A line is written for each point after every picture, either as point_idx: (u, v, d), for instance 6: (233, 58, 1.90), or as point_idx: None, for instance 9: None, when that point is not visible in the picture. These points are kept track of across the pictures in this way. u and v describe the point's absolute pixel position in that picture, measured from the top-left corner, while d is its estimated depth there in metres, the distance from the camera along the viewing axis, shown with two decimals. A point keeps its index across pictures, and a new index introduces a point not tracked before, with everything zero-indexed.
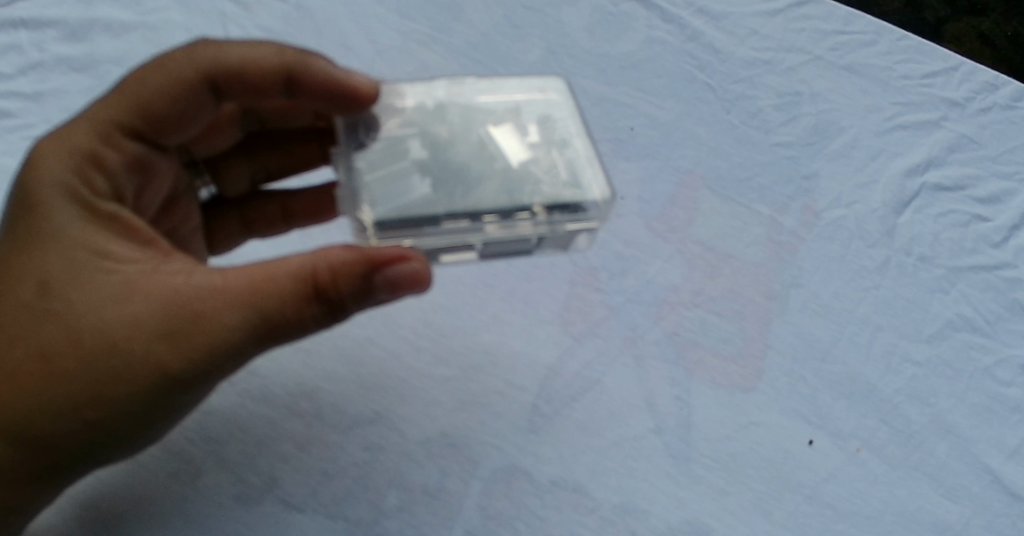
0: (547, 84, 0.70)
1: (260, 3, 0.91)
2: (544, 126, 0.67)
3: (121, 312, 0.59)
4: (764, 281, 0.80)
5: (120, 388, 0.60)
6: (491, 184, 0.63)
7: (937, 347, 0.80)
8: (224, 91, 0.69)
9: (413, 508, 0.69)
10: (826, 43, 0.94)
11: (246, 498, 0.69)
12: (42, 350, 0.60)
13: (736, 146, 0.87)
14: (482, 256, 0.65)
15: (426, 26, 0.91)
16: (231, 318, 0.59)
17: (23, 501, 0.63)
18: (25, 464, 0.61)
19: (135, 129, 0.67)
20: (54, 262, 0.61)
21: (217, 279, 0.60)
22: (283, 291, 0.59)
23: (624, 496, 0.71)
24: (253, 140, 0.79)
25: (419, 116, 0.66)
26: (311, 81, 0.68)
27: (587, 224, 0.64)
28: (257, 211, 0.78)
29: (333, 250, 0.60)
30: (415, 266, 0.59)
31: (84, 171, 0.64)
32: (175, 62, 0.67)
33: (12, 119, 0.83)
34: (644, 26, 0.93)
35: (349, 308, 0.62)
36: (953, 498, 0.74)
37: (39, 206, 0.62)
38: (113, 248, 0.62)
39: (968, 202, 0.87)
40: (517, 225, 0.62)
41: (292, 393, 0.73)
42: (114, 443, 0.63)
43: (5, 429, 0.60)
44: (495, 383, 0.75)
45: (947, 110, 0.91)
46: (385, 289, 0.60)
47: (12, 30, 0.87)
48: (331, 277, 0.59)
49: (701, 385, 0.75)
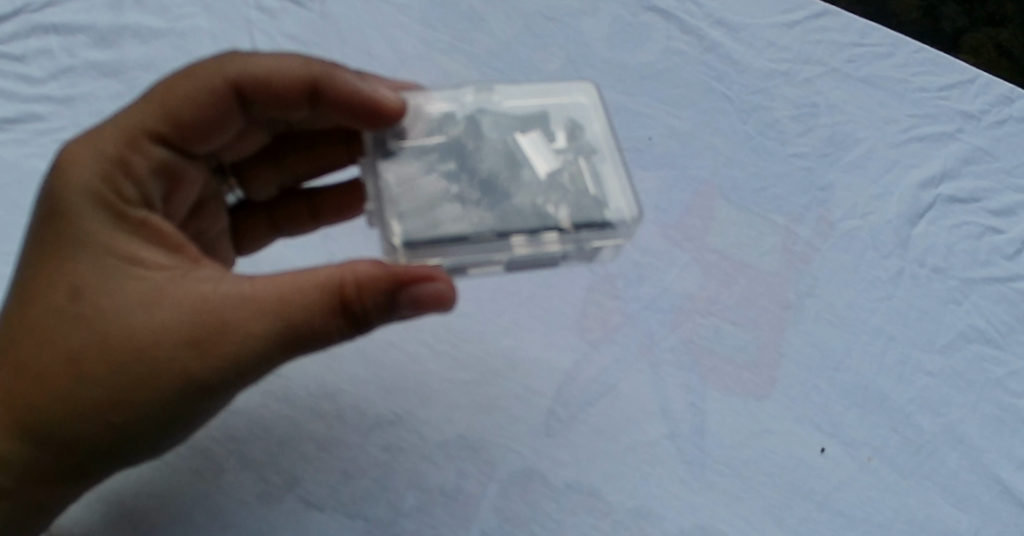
0: (574, 91, 0.70)
1: (286, 11, 0.93)
2: (572, 140, 0.67)
3: (149, 319, 0.61)
4: (779, 290, 0.82)
5: (145, 393, 0.61)
6: (518, 201, 0.64)
7: (950, 358, 0.80)
8: (254, 102, 0.72)
9: (432, 509, 0.71)
10: (843, 55, 0.95)
11: (268, 496, 0.70)
12: (70, 353, 0.61)
13: (753, 156, 0.88)
14: (507, 269, 0.67)
15: (448, 35, 0.93)
16: (257, 327, 0.61)
17: (54, 497, 0.65)
18: (57, 462, 0.63)
19: (161, 136, 0.68)
20: (84, 268, 0.63)
21: (245, 288, 0.62)
22: (309, 303, 0.61)
23: (638, 501, 0.72)
24: (279, 145, 0.80)
25: (444, 131, 0.67)
26: (336, 90, 0.70)
27: (614, 240, 0.65)
28: (285, 212, 0.81)
29: (360, 264, 0.62)
30: (439, 286, 0.62)
31: (112, 177, 0.65)
32: (206, 71, 0.69)
33: (45, 122, 0.86)
34: (663, 36, 0.94)
35: (372, 321, 0.64)
36: (963, 507, 0.75)
37: (70, 213, 0.64)
38: (142, 254, 0.64)
39: (983, 214, 0.87)
40: (544, 243, 0.63)
41: (315, 395, 0.75)
42: (147, 443, 0.65)
43: (33, 428, 0.62)
44: (513, 387, 0.76)
45: (962, 123, 0.92)
46: (409, 306, 0.63)
47: (44, 35, 0.90)
48: (357, 290, 0.62)
49: (715, 392, 0.76)
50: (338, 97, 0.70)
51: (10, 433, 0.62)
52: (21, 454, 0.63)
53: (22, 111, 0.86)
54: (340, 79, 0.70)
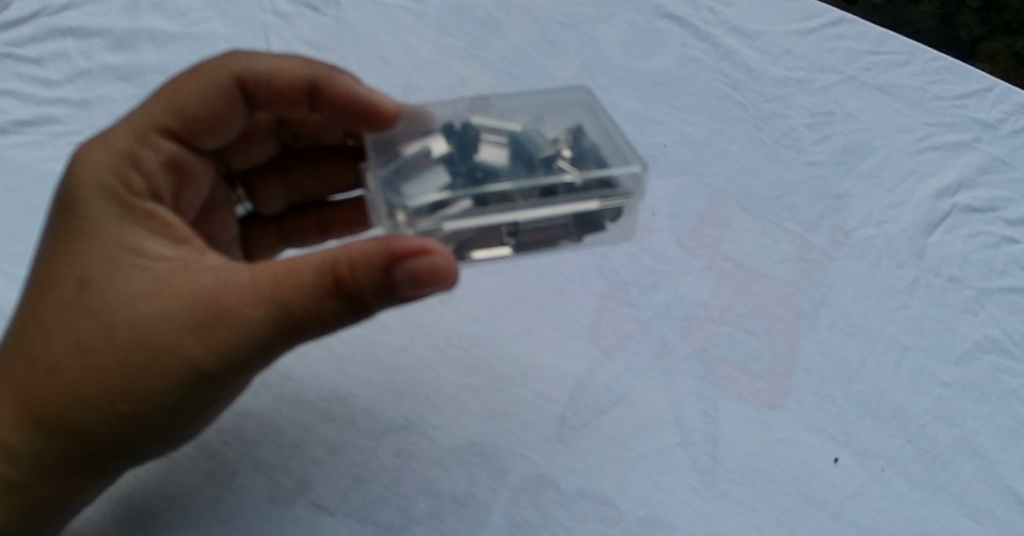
0: (570, 96, 0.73)
1: (302, 16, 0.93)
2: (572, 126, 0.70)
3: (152, 308, 0.61)
4: (793, 299, 0.81)
5: (151, 382, 0.62)
6: (520, 172, 0.65)
7: (965, 370, 0.80)
8: (258, 101, 0.73)
9: (442, 514, 0.71)
10: (859, 63, 0.94)
11: (278, 499, 0.70)
12: (78, 344, 0.62)
13: (768, 165, 0.88)
14: (515, 251, 0.66)
15: (462, 41, 0.93)
16: (256, 313, 0.61)
17: (60, 494, 0.66)
18: (64, 457, 0.64)
19: (171, 131, 0.69)
20: (92, 259, 0.63)
21: (245, 275, 0.61)
22: (305, 287, 0.61)
23: (649, 509, 0.72)
24: (287, 159, 0.81)
25: (443, 122, 0.69)
26: (338, 93, 0.73)
27: (622, 201, 0.64)
28: (295, 224, 0.82)
29: (354, 245, 0.61)
30: (437, 260, 0.60)
31: (122, 170, 0.66)
32: (211, 68, 0.71)
33: (61, 124, 0.87)
34: (678, 44, 0.94)
35: (370, 306, 0.62)
36: (978, 520, 0.74)
37: (81, 206, 0.65)
38: (147, 245, 0.64)
39: (999, 224, 0.87)
40: (549, 203, 0.63)
41: (326, 399, 0.75)
42: (150, 439, 0.66)
43: (47, 421, 0.62)
44: (526, 394, 0.76)
45: (979, 132, 0.91)
46: (407, 285, 0.61)
47: (61, 38, 0.90)
48: (351, 271, 0.60)
49: (729, 400, 0.76)
50: (338, 99, 0.73)
51: (22, 426, 0.63)
52: (29, 447, 0.63)
53: (38, 113, 0.87)
54: (343, 83, 0.73)
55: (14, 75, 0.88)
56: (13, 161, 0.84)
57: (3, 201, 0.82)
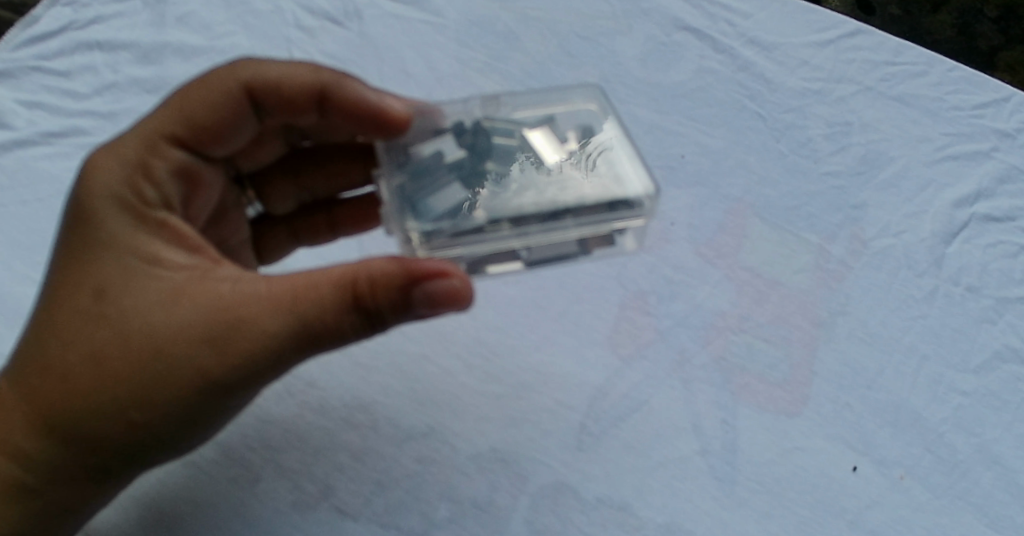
0: (578, 95, 0.74)
1: (325, 30, 0.95)
2: (581, 129, 0.71)
3: (168, 318, 0.63)
4: (811, 308, 0.82)
5: (165, 393, 0.63)
6: (534, 191, 0.66)
7: (985, 378, 0.80)
8: (268, 109, 0.74)
9: (463, 521, 0.72)
10: (877, 74, 0.95)
11: (302, 505, 0.72)
12: (93, 354, 0.63)
13: (785, 175, 0.89)
14: (527, 266, 0.68)
15: (483, 54, 0.95)
16: (272, 324, 0.62)
17: (75, 499, 0.67)
18: (79, 462, 0.65)
19: (181, 140, 0.71)
20: (107, 268, 0.65)
21: (263, 287, 0.63)
22: (323, 300, 0.62)
23: (669, 516, 0.72)
24: (296, 160, 0.83)
25: (453, 119, 0.71)
26: (344, 97, 0.73)
27: (634, 219, 0.65)
28: (306, 223, 0.84)
29: (373, 262, 0.63)
30: (454, 283, 0.61)
31: (135, 181, 0.67)
32: (219, 77, 0.72)
33: (89, 136, 0.89)
34: (696, 56, 0.95)
35: (386, 321, 0.64)
36: (998, 528, 0.74)
37: (94, 217, 0.66)
38: (162, 254, 0.65)
39: (1018, 233, 0.87)
40: (560, 227, 0.64)
41: (349, 406, 0.76)
42: (162, 446, 0.67)
43: (62, 428, 0.64)
44: (545, 401, 0.77)
45: (997, 141, 0.91)
46: (424, 305, 0.62)
47: (89, 52, 0.93)
48: (370, 287, 0.62)
49: (747, 409, 0.77)
50: (344, 104, 0.74)
51: (35, 433, 0.64)
52: (40, 452, 0.65)
53: (67, 125, 0.89)
54: (348, 87, 0.73)
55: (43, 88, 0.91)
56: (42, 172, 0.87)
57: (33, 212, 0.85)
